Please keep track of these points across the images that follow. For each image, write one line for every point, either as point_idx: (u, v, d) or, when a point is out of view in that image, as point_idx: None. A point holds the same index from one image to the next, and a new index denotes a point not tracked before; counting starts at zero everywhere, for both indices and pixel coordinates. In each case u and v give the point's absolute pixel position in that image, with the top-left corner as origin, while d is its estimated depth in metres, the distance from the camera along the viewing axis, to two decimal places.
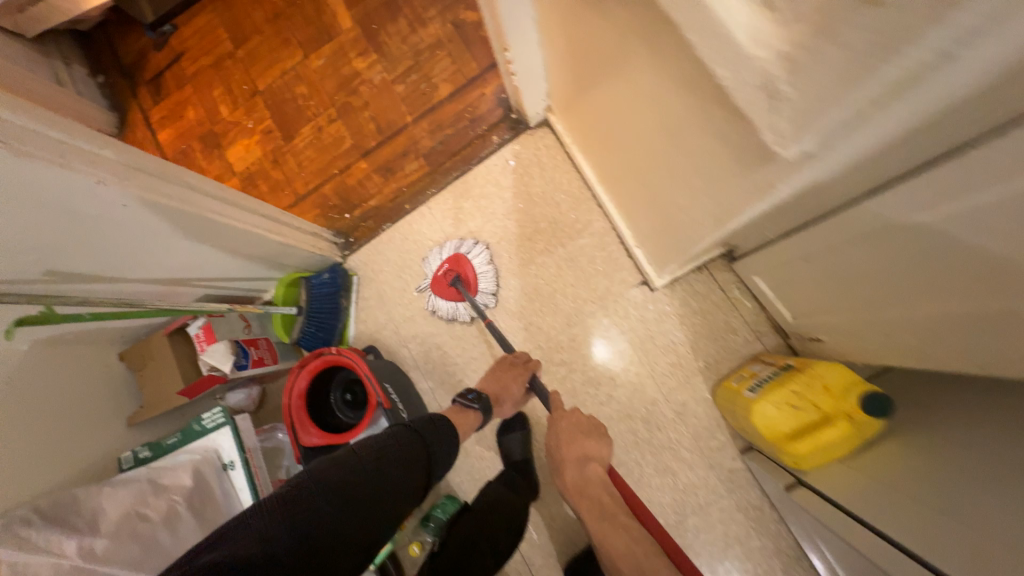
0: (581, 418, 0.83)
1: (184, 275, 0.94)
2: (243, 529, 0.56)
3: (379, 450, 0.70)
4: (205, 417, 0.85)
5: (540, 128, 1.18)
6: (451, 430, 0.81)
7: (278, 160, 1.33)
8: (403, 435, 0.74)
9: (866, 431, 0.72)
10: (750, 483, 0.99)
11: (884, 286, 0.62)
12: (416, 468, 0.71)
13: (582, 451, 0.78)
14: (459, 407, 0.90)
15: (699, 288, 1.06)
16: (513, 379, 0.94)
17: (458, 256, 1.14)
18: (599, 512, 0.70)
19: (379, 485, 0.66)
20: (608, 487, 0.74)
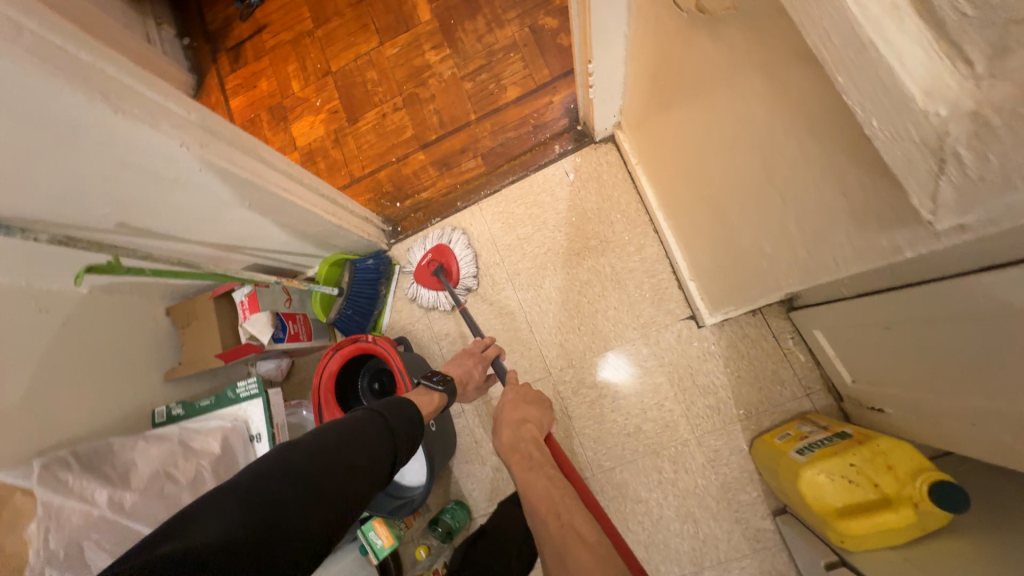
0: (528, 391, 0.82)
1: (238, 243, 0.96)
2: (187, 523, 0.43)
3: (343, 432, 0.58)
4: (240, 386, 0.86)
5: (605, 144, 1.15)
6: (416, 415, 0.71)
7: (339, 141, 1.35)
8: (369, 421, 0.63)
9: (932, 520, 0.65)
10: (777, 547, 0.92)
11: (979, 372, 0.55)
12: (383, 454, 0.60)
13: (521, 415, 0.75)
14: (422, 389, 0.82)
15: (751, 333, 1.00)
16: (473, 364, 0.92)
17: (440, 246, 1.16)
18: (530, 466, 0.66)
19: (346, 471, 0.54)
20: (539, 444, 0.71)
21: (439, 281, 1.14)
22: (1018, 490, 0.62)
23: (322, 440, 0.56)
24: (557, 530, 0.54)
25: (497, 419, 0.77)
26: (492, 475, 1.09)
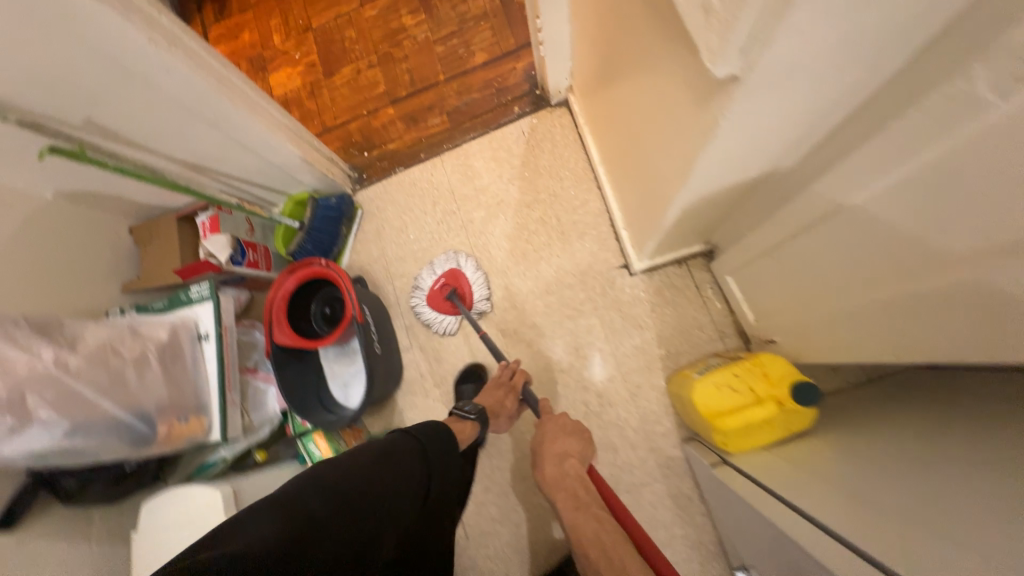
0: (566, 422, 0.87)
1: (204, 163, 1.02)
2: (234, 529, 0.49)
3: (378, 452, 0.66)
4: (193, 290, 0.92)
5: (559, 108, 1.25)
6: (450, 438, 0.78)
7: (314, 92, 1.42)
8: (402, 441, 0.71)
9: (787, 417, 0.76)
10: (684, 472, 1.02)
11: (830, 276, 0.65)
12: (414, 474, 0.67)
13: (563, 448, 0.80)
14: (456, 419, 0.89)
15: (676, 282, 1.09)
16: (504, 394, 0.98)
17: (454, 271, 1.17)
18: (577, 505, 0.69)
19: (378, 490, 0.61)
20: (583, 479, 0.75)
21: (453, 305, 1.15)
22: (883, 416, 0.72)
23: (357, 459, 0.64)
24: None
25: (538, 452, 0.82)
26: (434, 406, 1.16)
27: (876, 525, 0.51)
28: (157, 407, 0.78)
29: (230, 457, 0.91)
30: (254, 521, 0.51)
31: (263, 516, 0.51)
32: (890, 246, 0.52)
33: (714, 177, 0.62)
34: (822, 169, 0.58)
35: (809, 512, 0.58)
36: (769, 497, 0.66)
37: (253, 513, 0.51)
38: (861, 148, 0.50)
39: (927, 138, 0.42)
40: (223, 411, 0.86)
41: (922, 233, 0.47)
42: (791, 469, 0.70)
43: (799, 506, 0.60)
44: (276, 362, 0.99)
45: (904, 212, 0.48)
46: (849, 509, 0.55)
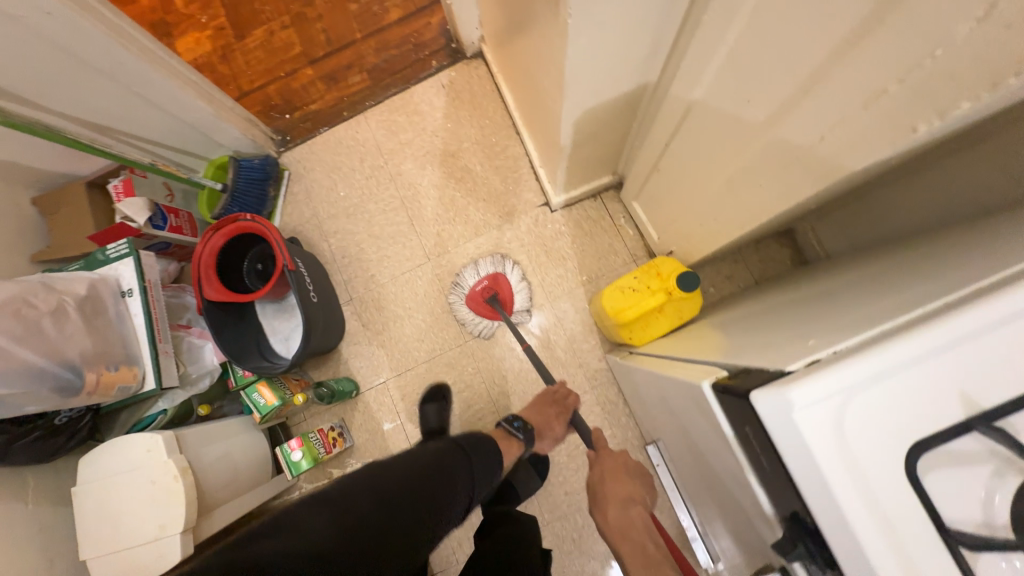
0: (627, 462, 0.85)
1: (109, 122, 1.00)
2: (292, 524, 0.54)
3: (431, 459, 0.69)
4: (109, 248, 0.91)
5: (475, 60, 1.30)
6: (495, 459, 0.79)
7: (226, 56, 1.38)
8: (450, 450, 0.74)
9: (677, 303, 0.88)
10: (609, 381, 1.14)
11: (692, 174, 0.76)
12: (464, 482, 0.70)
13: (628, 493, 0.77)
14: (505, 433, 0.91)
15: (592, 214, 1.20)
16: (554, 415, 0.98)
17: (497, 275, 1.18)
18: (648, 564, 0.64)
19: (432, 500, 0.64)
20: (650, 531, 0.71)
21: (493, 309, 1.17)
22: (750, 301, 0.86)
23: (415, 470, 0.66)
24: None
25: (600, 494, 0.80)
26: (379, 353, 1.21)
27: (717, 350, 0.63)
28: (83, 357, 0.79)
29: (171, 410, 0.93)
30: (305, 520, 0.55)
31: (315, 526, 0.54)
32: (721, 131, 0.63)
33: (589, 90, 0.71)
34: (675, 73, 0.67)
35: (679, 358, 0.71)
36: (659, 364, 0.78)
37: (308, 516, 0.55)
38: (691, 45, 0.59)
39: (724, 23, 0.51)
40: (155, 360, 0.87)
41: (737, 111, 0.57)
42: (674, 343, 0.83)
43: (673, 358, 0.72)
44: (210, 317, 1.00)
45: (725, 96, 0.58)
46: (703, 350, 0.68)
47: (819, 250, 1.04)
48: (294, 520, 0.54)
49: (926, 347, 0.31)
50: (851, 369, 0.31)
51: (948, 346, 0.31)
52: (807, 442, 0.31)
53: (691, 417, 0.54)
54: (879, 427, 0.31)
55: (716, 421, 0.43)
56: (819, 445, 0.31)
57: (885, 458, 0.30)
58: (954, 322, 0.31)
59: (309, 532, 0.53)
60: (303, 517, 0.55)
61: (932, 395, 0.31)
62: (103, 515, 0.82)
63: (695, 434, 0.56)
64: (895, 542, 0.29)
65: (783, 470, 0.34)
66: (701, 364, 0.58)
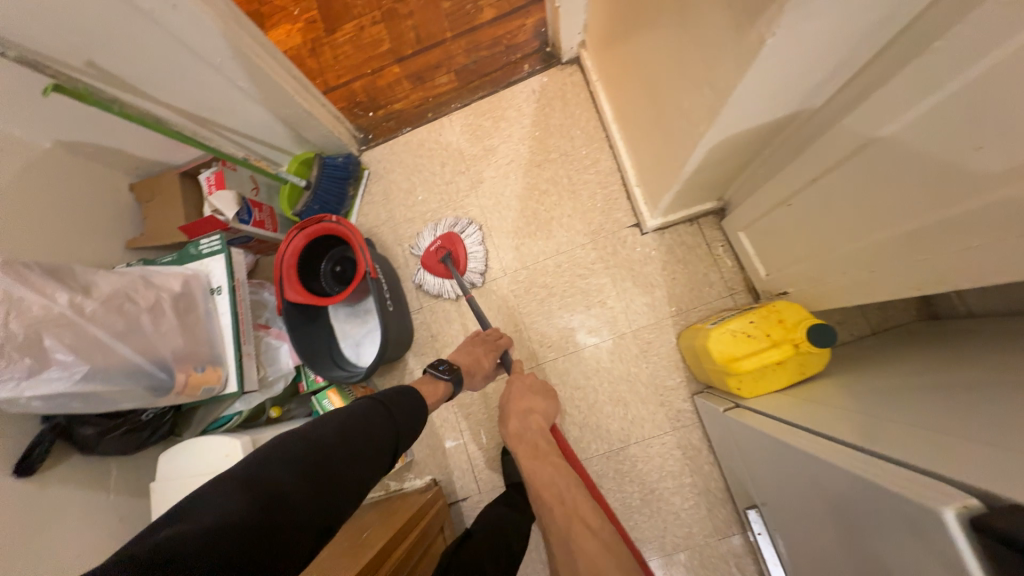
0: (534, 382, 0.91)
1: (208, 114, 0.99)
2: (201, 506, 0.47)
3: (344, 420, 0.63)
4: (202, 243, 0.90)
5: (570, 65, 1.22)
6: (421, 409, 0.75)
7: (315, 50, 1.36)
8: (373, 409, 0.68)
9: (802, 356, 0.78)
10: (694, 424, 1.04)
11: (848, 218, 0.66)
12: (384, 437, 0.65)
13: (528, 405, 0.84)
14: (429, 377, 0.86)
15: (687, 240, 1.10)
16: (484, 352, 0.96)
17: (451, 234, 1.16)
18: (535, 454, 0.74)
19: (347, 453, 0.59)
20: (544, 432, 0.80)
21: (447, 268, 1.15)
22: (890, 364, 0.76)
23: (324, 430, 0.60)
24: (565, 521, 0.60)
25: (505, 406, 0.87)
26: None
27: (883, 430, 0.54)
28: (174, 355, 0.77)
29: (246, 412, 0.91)
30: (216, 500, 0.48)
31: (229, 498, 0.48)
32: (919, 178, 0.52)
33: (743, 113, 0.62)
34: (855, 102, 0.57)
35: (816, 427, 0.62)
36: (775, 422, 0.70)
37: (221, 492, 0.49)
38: (900, 75, 0.49)
39: (972, 56, 0.41)
40: (239, 363, 0.85)
41: (958, 160, 0.47)
42: (795, 402, 0.74)
43: (809, 426, 0.63)
44: (289, 318, 0.98)
45: (943, 141, 0.48)
46: (851, 420, 0.60)
47: (958, 307, 0.90)
48: (202, 500, 0.48)
49: None
50: None
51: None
52: None
53: (873, 525, 0.45)
54: None
55: (954, 564, 0.34)
56: None
57: None
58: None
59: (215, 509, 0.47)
60: (211, 494, 0.48)
61: None
62: None
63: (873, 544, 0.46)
64: None
65: None
66: (885, 453, 0.48)
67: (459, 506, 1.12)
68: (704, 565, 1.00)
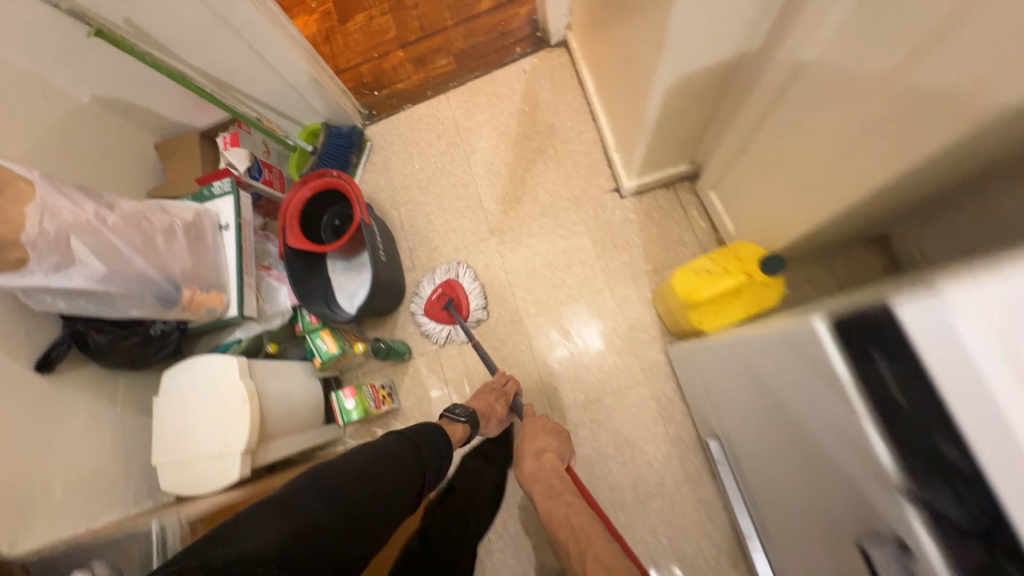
0: (547, 421, 0.92)
1: (226, 79, 1.11)
2: (240, 529, 0.48)
3: (375, 455, 0.66)
4: (214, 186, 1.00)
5: (559, 48, 1.33)
6: (445, 443, 0.78)
7: (329, 38, 1.50)
8: (399, 444, 0.71)
9: (755, 289, 0.83)
10: (666, 374, 1.09)
11: (789, 148, 0.73)
12: (410, 471, 0.67)
13: (540, 445, 0.86)
14: (446, 422, 0.87)
15: (663, 204, 1.17)
16: (496, 399, 0.96)
17: (450, 280, 1.20)
18: (551, 495, 0.76)
19: (374, 489, 0.61)
20: (560, 472, 0.81)
21: (449, 314, 1.18)
22: None
23: (360, 467, 0.62)
24: (581, 563, 0.61)
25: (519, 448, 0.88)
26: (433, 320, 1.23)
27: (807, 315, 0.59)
28: (182, 275, 0.86)
29: (245, 340, 1.00)
30: (255, 525, 0.49)
31: (268, 523, 0.49)
32: (834, 91, 0.59)
33: (688, 51, 0.69)
34: (785, 33, 0.64)
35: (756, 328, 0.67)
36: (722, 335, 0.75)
37: (258, 516, 0.50)
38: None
39: None
40: (240, 290, 0.94)
41: (860, 64, 0.54)
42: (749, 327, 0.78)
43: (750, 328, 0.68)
44: (288, 261, 1.07)
45: (847, 49, 0.55)
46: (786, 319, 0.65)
47: (916, 258, 0.94)
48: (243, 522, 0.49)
49: None
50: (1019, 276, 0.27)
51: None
52: (965, 345, 0.27)
53: (778, 372, 0.50)
54: None
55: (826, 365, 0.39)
56: (984, 357, 0.27)
57: None
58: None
59: (255, 536, 0.47)
60: (251, 520, 0.49)
61: None
62: (173, 424, 0.88)
63: (787, 397, 0.49)
64: None
65: (921, 400, 0.30)
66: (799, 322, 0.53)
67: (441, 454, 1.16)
68: (676, 512, 1.02)
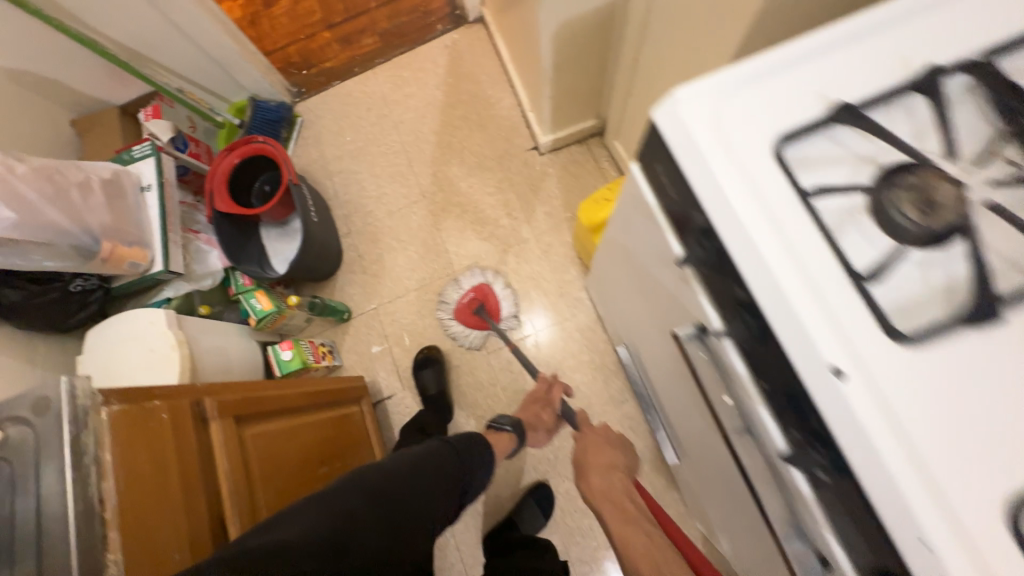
0: (609, 432, 0.79)
1: (142, 50, 1.14)
2: (285, 519, 0.48)
3: (415, 462, 0.65)
4: (135, 150, 1.01)
5: (477, 24, 1.43)
6: (487, 452, 0.76)
7: (254, 22, 1.53)
8: (442, 450, 0.70)
9: None
10: (589, 308, 1.19)
11: (654, 80, 0.85)
12: (450, 479, 0.67)
13: (609, 460, 0.73)
14: (491, 430, 0.90)
15: (578, 158, 1.28)
16: (541, 407, 0.95)
17: (481, 286, 1.18)
18: (626, 519, 0.61)
19: (415, 491, 0.61)
20: (631, 495, 0.67)
21: (482, 320, 1.16)
22: None
23: (398, 469, 0.61)
24: None
25: (580, 463, 0.75)
26: (371, 281, 1.28)
27: None
28: (101, 228, 0.87)
29: (175, 297, 1.00)
30: (300, 515, 0.49)
31: (311, 516, 0.49)
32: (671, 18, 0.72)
33: None
34: None
35: None
36: None
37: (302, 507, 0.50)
38: None
39: None
40: (165, 246, 0.96)
41: None
42: None
43: None
44: (217, 224, 1.08)
45: None
46: None
47: None
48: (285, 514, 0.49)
49: (776, 64, 0.38)
50: (719, 76, 0.38)
51: (796, 62, 0.38)
52: (685, 124, 0.37)
53: (625, 230, 0.61)
54: (748, 121, 0.37)
55: (638, 194, 0.49)
56: (698, 130, 0.37)
57: (755, 143, 0.36)
58: (804, 45, 0.38)
59: (301, 523, 0.48)
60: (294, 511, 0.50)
61: (796, 95, 0.37)
62: (101, 377, 0.87)
63: (635, 249, 0.60)
64: (761, 203, 0.35)
65: (675, 180, 0.40)
66: None
67: (385, 405, 1.20)
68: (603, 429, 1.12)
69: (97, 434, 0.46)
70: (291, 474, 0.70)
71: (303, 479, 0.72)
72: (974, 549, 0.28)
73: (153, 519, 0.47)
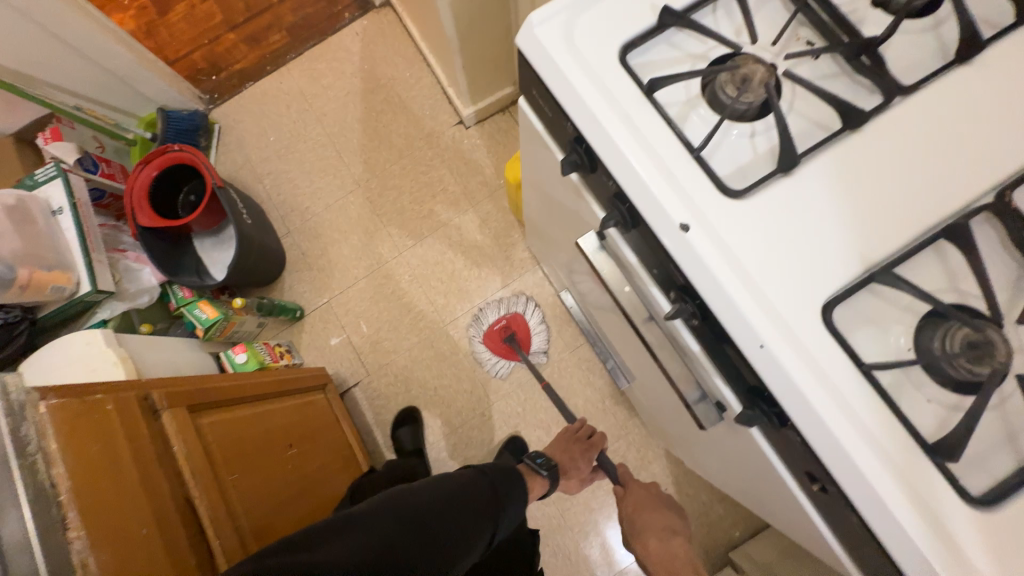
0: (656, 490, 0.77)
1: (28, 68, 1.06)
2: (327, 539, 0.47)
3: (449, 495, 0.57)
4: (37, 173, 0.97)
5: (385, 8, 1.43)
6: (521, 487, 0.67)
7: (151, 32, 1.46)
8: (479, 486, 0.62)
9: None
10: (535, 267, 1.25)
11: None
12: (479, 527, 0.56)
13: (665, 524, 0.69)
14: (527, 470, 0.81)
15: (503, 126, 1.32)
16: (580, 452, 0.89)
17: (516, 315, 1.19)
18: None
19: (450, 524, 0.54)
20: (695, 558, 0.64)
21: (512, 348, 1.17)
22: None
23: (438, 491, 0.57)
24: None
25: (633, 521, 0.72)
26: (317, 276, 1.28)
27: None
28: (14, 255, 0.84)
29: (111, 318, 0.98)
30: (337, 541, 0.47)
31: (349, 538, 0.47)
32: None
33: None
34: None
35: None
36: None
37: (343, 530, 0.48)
38: None
39: None
40: (89, 266, 0.93)
41: None
42: None
43: None
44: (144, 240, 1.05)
45: None
46: None
47: None
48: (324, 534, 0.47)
49: None
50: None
51: None
52: (540, 43, 0.42)
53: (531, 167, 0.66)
54: (591, 34, 0.42)
55: (528, 124, 0.54)
56: (551, 47, 0.42)
57: (601, 51, 0.42)
58: None
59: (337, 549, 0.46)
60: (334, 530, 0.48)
61: (629, 7, 0.43)
62: None
63: (542, 182, 0.65)
64: (611, 100, 0.40)
65: (546, 98, 0.45)
66: None
67: (352, 393, 1.22)
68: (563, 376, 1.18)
69: (38, 426, 0.47)
70: (259, 458, 0.72)
71: (269, 467, 0.73)
72: (802, 346, 0.34)
73: (112, 504, 0.48)
